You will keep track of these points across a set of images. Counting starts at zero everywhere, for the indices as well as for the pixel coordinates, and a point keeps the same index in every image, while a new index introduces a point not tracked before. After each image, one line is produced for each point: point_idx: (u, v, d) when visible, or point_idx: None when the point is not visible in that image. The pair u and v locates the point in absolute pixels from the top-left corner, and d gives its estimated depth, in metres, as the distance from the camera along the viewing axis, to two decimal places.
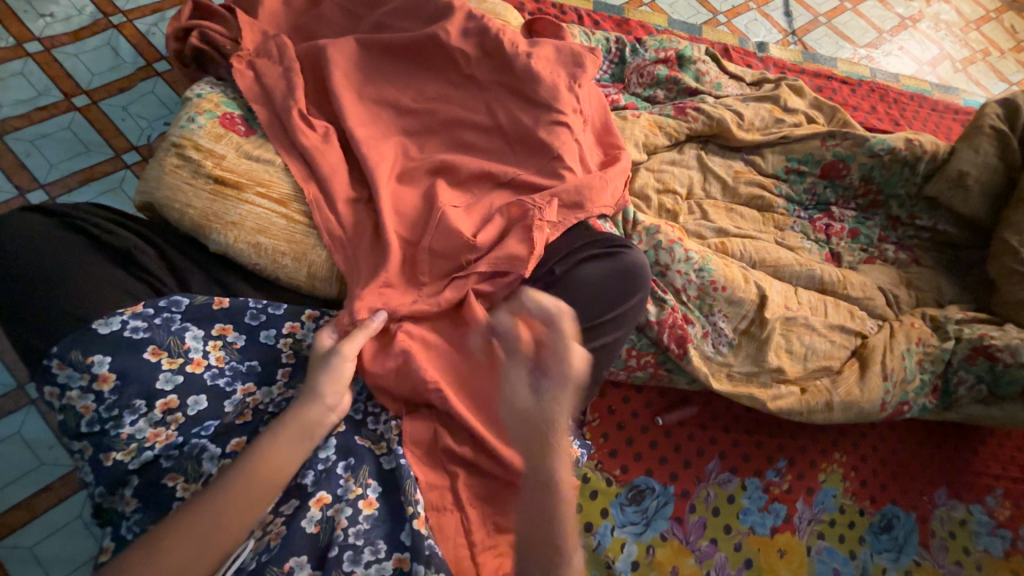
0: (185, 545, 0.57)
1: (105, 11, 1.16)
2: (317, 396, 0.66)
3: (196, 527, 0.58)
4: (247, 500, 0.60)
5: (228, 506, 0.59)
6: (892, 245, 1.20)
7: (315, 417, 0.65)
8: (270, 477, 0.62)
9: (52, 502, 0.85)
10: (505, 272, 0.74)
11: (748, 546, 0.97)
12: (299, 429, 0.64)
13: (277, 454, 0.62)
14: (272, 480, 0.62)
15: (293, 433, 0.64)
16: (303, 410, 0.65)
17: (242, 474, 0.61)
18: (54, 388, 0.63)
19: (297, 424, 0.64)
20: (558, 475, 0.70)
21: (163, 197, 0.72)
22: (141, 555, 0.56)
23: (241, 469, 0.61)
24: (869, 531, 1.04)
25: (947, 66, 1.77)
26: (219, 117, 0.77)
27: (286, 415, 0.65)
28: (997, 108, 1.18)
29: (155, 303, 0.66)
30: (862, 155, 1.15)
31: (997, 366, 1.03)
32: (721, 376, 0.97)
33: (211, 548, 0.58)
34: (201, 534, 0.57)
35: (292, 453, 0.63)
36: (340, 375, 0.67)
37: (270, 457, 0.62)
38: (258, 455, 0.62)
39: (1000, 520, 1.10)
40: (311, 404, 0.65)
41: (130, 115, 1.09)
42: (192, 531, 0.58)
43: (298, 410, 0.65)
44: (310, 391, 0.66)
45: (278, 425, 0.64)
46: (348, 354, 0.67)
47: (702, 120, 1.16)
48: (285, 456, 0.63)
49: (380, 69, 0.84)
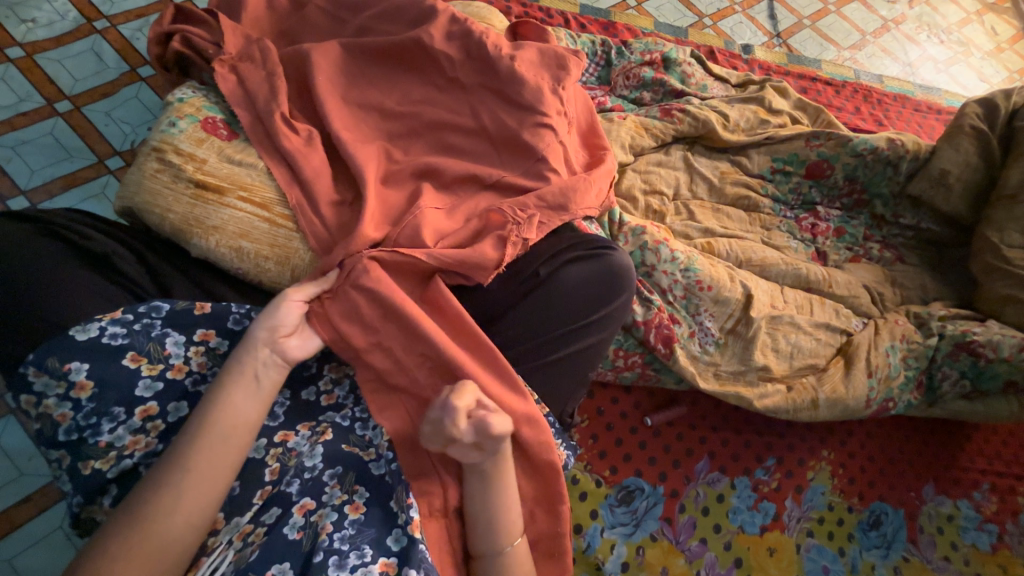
0: (164, 502, 0.56)
1: (88, 17, 1.15)
2: (251, 338, 0.64)
3: (170, 485, 0.57)
4: (217, 448, 0.59)
5: (199, 458, 0.58)
6: (877, 243, 1.21)
7: (254, 358, 0.64)
8: (227, 422, 0.61)
9: (32, 513, 0.84)
10: (467, 276, 0.74)
11: (738, 544, 0.97)
12: (253, 372, 0.64)
13: (238, 399, 0.62)
14: (230, 426, 0.61)
15: (240, 376, 0.63)
16: (258, 354, 0.64)
17: (196, 429, 0.60)
18: (31, 396, 0.62)
19: (251, 369, 0.64)
20: (549, 487, 0.73)
21: (143, 202, 0.72)
22: (116, 530, 0.55)
23: (202, 421, 0.60)
24: (858, 528, 1.04)
25: (929, 67, 1.80)
26: (201, 121, 0.77)
27: (227, 366, 0.64)
28: (977, 108, 1.20)
29: (134, 309, 0.65)
30: (846, 155, 1.17)
31: (980, 361, 1.04)
32: (709, 376, 0.97)
33: (185, 506, 0.57)
34: (168, 491, 0.57)
35: (255, 396, 0.63)
36: (276, 314, 0.66)
37: (232, 404, 0.62)
38: (218, 404, 0.61)
39: (986, 514, 1.11)
40: (247, 348, 0.64)
41: (114, 120, 1.09)
42: (167, 489, 0.57)
43: (248, 353, 0.64)
44: (247, 335, 0.65)
45: (222, 377, 0.63)
46: (294, 298, 0.67)
47: (688, 121, 1.16)
48: (247, 402, 0.63)
49: (364, 73, 0.84)
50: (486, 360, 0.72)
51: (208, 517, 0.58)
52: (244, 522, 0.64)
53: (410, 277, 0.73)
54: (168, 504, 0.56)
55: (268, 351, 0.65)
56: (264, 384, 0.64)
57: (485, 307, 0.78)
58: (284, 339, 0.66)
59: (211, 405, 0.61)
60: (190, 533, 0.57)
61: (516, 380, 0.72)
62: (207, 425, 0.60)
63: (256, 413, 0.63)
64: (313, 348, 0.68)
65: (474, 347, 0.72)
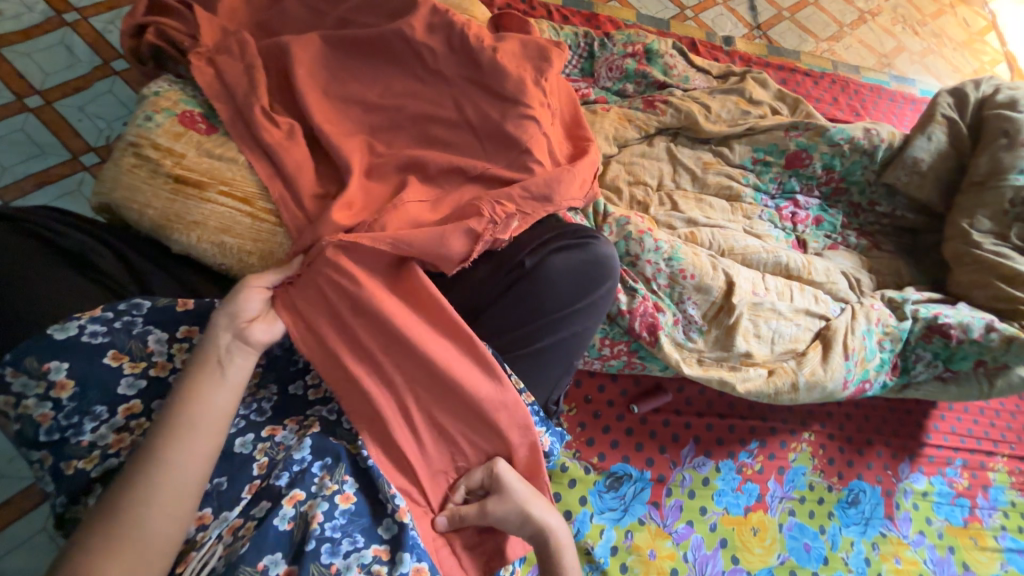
0: (138, 497, 0.56)
1: (57, 9, 1.11)
2: (215, 328, 0.64)
3: (144, 477, 0.57)
4: (190, 438, 0.59)
5: (171, 449, 0.58)
6: (854, 231, 1.24)
7: (218, 347, 0.64)
8: (197, 410, 0.60)
9: (13, 517, 0.83)
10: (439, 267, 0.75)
11: (723, 526, 1.00)
12: (218, 360, 0.63)
13: (205, 388, 0.62)
14: (199, 414, 0.61)
15: (205, 365, 0.63)
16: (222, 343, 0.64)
17: (165, 421, 0.60)
18: (9, 397, 0.60)
19: (216, 358, 0.63)
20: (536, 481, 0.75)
21: (120, 198, 0.71)
22: (94, 528, 0.55)
23: (171, 412, 0.60)
24: (837, 507, 1.08)
25: (904, 58, 1.84)
26: (178, 115, 0.75)
27: (192, 357, 0.63)
28: (948, 98, 1.23)
29: (115, 306, 0.65)
30: (824, 145, 1.19)
31: (951, 343, 1.07)
32: (693, 362, 0.99)
33: (161, 496, 0.57)
34: (143, 484, 0.56)
35: (225, 384, 0.63)
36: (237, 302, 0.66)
37: (202, 395, 0.61)
38: (185, 395, 0.61)
39: (958, 490, 1.16)
40: (211, 337, 0.64)
41: (87, 115, 1.06)
42: (141, 482, 0.56)
43: (211, 342, 0.64)
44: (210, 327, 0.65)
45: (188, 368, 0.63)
46: (256, 286, 0.67)
47: (670, 113, 1.18)
48: (215, 390, 0.62)
49: (345, 65, 0.83)
50: (466, 347, 0.72)
51: (186, 508, 0.58)
52: (233, 517, 0.63)
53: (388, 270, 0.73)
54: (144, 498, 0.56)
55: (230, 338, 0.64)
56: (231, 372, 0.64)
57: (472, 297, 0.79)
58: (248, 326, 0.66)
59: (179, 396, 0.61)
60: (170, 524, 0.56)
61: (495, 367, 0.72)
62: (175, 416, 0.59)
63: (227, 401, 0.63)
64: (280, 333, 0.68)
65: (457, 338, 0.72)
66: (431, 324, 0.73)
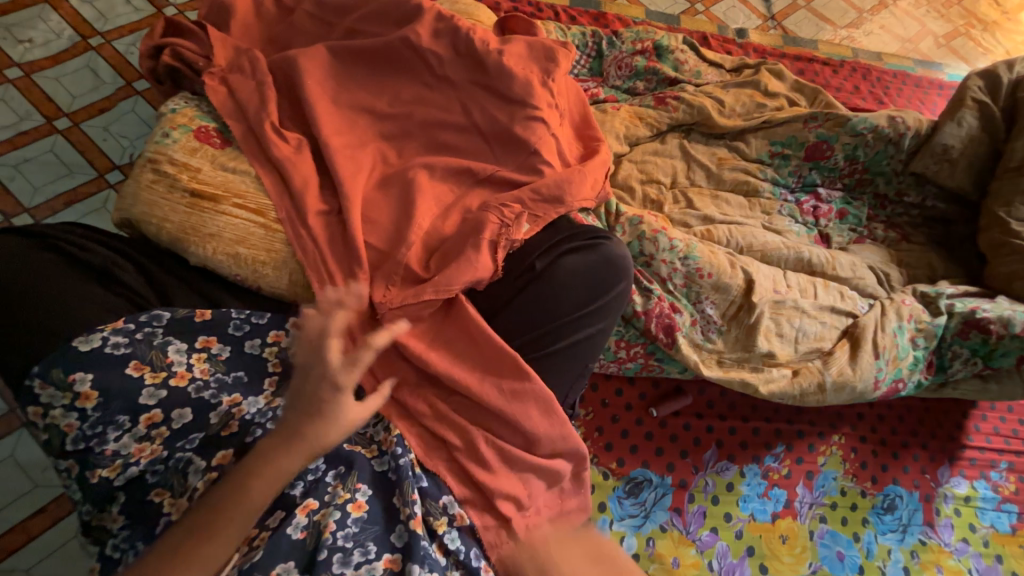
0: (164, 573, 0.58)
1: (83, 34, 1.16)
2: (293, 433, 0.62)
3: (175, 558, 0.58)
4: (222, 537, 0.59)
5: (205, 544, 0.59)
6: (881, 224, 1.19)
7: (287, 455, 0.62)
8: (242, 512, 0.60)
9: (47, 524, 0.86)
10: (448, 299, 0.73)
11: (749, 533, 0.96)
12: (281, 469, 0.61)
13: (256, 492, 0.61)
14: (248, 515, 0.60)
15: (267, 470, 0.61)
16: (290, 440, 0.62)
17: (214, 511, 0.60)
18: (38, 408, 0.63)
19: (276, 459, 0.61)
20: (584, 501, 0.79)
21: (140, 213, 0.72)
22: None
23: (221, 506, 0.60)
24: (872, 513, 1.02)
25: (930, 42, 1.77)
26: (194, 131, 0.78)
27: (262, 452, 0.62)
28: (979, 81, 1.17)
29: (135, 318, 0.66)
30: (845, 136, 1.15)
31: (990, 338, 1.02)
32: (712, 363, 0.97)
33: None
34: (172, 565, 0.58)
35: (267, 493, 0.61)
36: (323, 416, 0.62)
37: (261, 485, 0.61)
38: (239, 492, 0.60)
39: (1005, 495, 1.10)
40: (286, 441, 0.62)
41: (112, 135, 1.10)
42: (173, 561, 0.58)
43: (284, 448, 0.62)
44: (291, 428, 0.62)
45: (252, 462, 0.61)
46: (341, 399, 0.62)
47: (683, 109, 1.16)
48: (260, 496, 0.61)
49: (354, 76, 0.84)
50: (481, 351, 0.74)
51: None
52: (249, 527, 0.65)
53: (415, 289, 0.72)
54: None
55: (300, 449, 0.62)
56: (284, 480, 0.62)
57: (484, 302, 0.79)
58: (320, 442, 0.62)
59: (234, 489, 0.60)
60: None
61: (509, 368, 0.73)
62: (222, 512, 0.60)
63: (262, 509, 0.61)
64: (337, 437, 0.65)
65: (471, 343, 0.74)
66: (447, 330, 0.75)
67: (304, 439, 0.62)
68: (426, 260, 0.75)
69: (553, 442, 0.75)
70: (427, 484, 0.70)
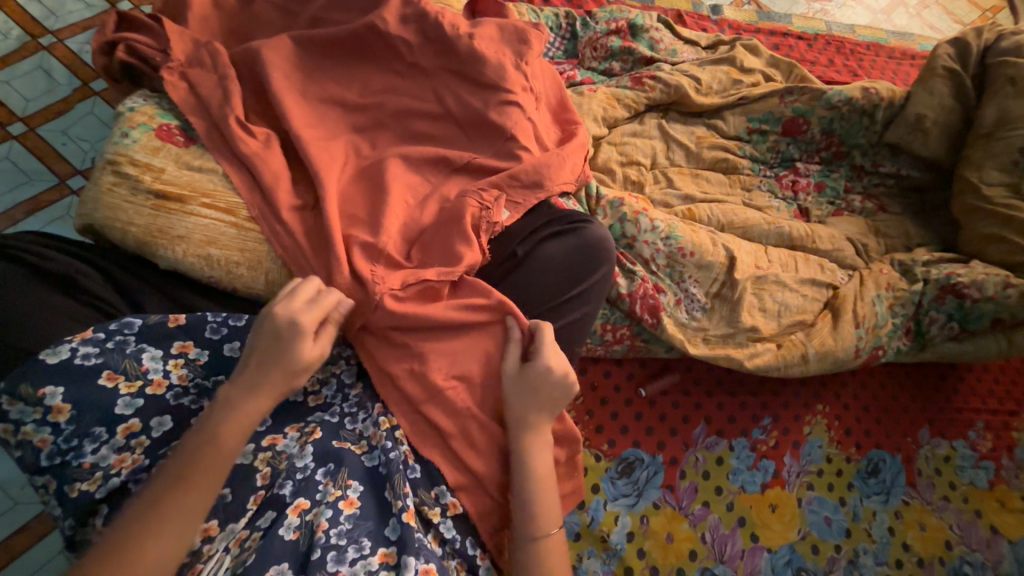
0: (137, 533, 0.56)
1: (32, 34, 1.10)
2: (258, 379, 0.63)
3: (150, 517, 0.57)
4: (196, 490, 0.59)
5: (179, 498, 0.58)
6: (858, 195, 1.21)
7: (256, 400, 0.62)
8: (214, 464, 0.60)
9: (31, 542, 0.84)
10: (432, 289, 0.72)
11: (740, 504, 0.98)
12: (251, 412, 0.62)
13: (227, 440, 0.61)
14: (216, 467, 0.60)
15: (236, 417, 0.61)
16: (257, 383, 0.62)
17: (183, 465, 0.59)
18: (7, 424, 0.61)
19: (244, 407, 0.62)
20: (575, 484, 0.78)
21: (102, 218, 0.70)
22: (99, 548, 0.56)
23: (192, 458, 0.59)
24: (857, 477, 1.05)
25: (901, 13, 1.78)
26: (155, 129, 0.75)
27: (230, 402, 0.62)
28: (949, 48, 1.18)
29: (105, 327, 0.64)
30: (821, 109, 1.16)
31: (965, 302, 1.05)
32: (698, 341, 0.97)
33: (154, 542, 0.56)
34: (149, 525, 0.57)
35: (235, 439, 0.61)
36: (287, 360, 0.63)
37: (233, 432, 0.61)
38: (209, 442, 0.60)
39: (982, 452, 1.13)
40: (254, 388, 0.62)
41: (71, 138, 1.06)
42: (144, 519, 0.57)
43: (251, 392, 0.62)
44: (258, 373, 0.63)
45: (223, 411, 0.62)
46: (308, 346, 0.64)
47: (659, 89, 1.15)
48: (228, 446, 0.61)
49: (320, 66, 0.81)
50: (474, 342, 0.72)
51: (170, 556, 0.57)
52: (240, 528, 0.64)
53: (396, 277, 0.70)
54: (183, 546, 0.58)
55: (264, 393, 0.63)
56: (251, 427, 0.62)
57: None
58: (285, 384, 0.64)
59: (202, 439, 0.60)
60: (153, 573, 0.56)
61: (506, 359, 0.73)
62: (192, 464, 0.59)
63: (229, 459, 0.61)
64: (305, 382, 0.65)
65: (459, 333, 0.72)
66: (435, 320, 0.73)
67: (267, 383, 0.63)
68: (407, 251, 0.74)
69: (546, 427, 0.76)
70: (419, 474, 0.70)
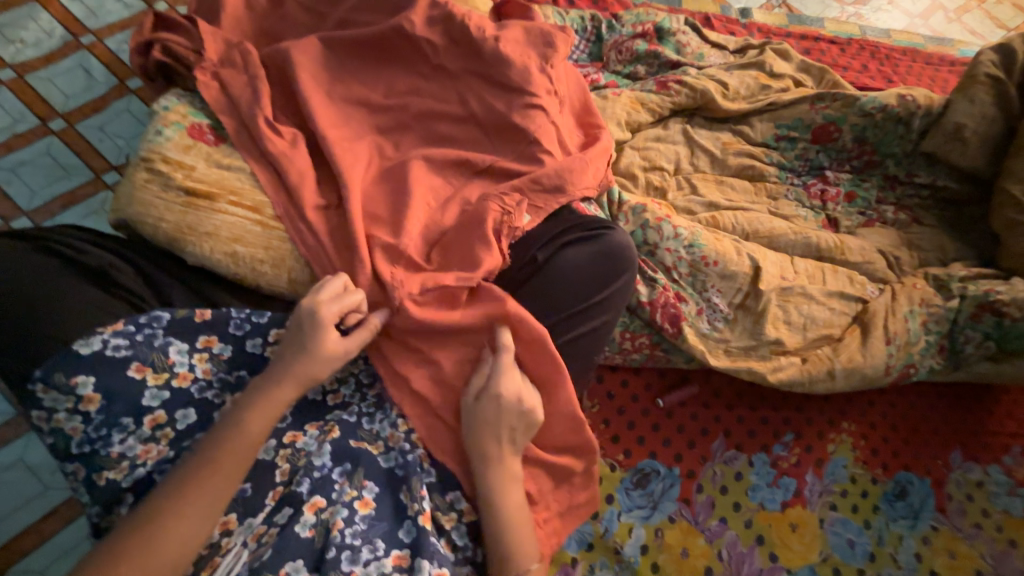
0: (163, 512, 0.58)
1: (74, 33, 1.14)
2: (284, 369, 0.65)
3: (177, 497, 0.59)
4: (220, 474, 0.60)
5: (204, 481, 0.60)
6: (891, 206, 1.16)
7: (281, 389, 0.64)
8: (237, 449, 0.61)
9: (58, 526, 0.86)
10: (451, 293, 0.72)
11: (759, 522, 0.96)
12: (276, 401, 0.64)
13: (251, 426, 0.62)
14: (239, 452, 0.61)
15: (262, 404, 0.63)
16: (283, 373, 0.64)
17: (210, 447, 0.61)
18: (41, 411, 0.63)
19: (270, 395, 0.64)
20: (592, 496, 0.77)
21: (134, 213, 0.71)
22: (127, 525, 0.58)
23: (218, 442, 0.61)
24: (883, 499, 1.01)
25: (940, 17, 1.71)
26: (187, 128, 0.76)
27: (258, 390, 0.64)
28: (993, 55, 1.13)
29: (135, 320, 0.66)
30: (854, 116, 1.12)
31: (1005, 321, 1.00)
32: (719, 352, 0.95)
33: (178, 522, 0.58)
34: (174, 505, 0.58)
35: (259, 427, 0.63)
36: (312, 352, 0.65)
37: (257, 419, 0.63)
38: (236, 427, 0.62)
39: (1019, 478, 1.08)
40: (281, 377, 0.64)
41: (107, 135, 1.09)
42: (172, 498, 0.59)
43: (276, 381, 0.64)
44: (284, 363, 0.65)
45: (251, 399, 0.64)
46: (331, 341, 0.66)
47: (685, 93, 1.12)
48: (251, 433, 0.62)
49: (347, 68, 0.82)
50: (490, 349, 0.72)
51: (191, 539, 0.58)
52: (257, 523, 0.64)
53: (416, 280, 0.70)
54: (201, 532, 0.59)
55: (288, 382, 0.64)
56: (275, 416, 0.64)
57: None
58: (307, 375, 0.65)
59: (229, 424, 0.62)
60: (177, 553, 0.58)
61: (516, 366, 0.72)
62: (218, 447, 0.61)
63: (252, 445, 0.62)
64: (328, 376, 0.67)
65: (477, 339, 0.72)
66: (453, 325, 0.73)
67: (293, 372, 0.64)
68: (427, 254, 0.74)
69: (563, 438, 0.76)
70: (435, 477, 0.70)
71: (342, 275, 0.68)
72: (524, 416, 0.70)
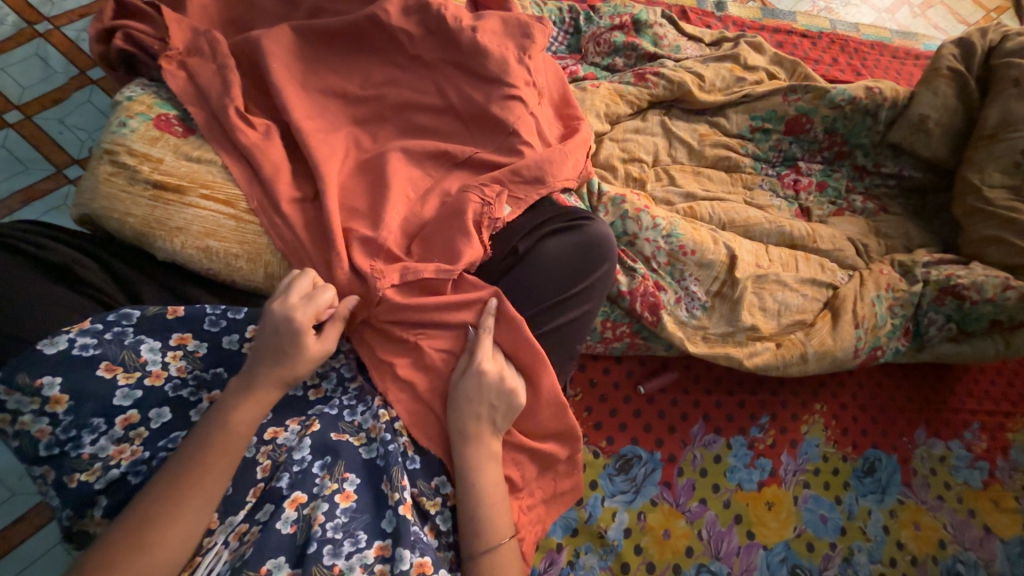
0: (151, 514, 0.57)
1: (28, 20, 1.09)
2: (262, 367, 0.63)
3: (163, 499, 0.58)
4: (206, 473, 0.59)
5: (189, 481, 0.59)
6: (859, 195, 1.20)
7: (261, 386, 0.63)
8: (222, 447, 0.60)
9: (27, 533, 0.83)
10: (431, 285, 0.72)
11: (736, 502, 0.99)
12: (258, 398, 0.63)
13: (236, 424, 0.61)
14: (224, 450, 0.60)
15: (244, 403, 0.62)
16: (263, 370, 0.63)
17: (195, 447, 0.60)
18: (4, 414, 0.60)
19: (252, 393, 0.63)
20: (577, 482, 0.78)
21: (100, 208, 0.69)
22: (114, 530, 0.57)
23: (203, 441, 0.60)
24: (853, 476, 1.06)
25: (906, 12, 1.77)
26: (153, 119, 0.74)
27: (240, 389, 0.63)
28: (953, 49, 1.18)
29: (104, 318, 0.64)
30: (824, 108, 1.15)
31: (965, 304, 1.05)
32: (697, 339, 0.97)
33: (166, 523, 0.57)
34: (162, 506, 0.57)
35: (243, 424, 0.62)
36: (289, 349, 0.64)
37: (241, 416, 0.62)
38: (220, 425, 0.61)
39: (977, 452, 1.14)
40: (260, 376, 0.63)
41: (68, 127, 1.04)
42: (158, 500, 0.58)
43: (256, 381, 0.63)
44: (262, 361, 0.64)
45: (233, 398, 0.63)
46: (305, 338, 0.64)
47: (663, 85, 1.13)
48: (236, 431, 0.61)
49: (321, 57, 0.80)
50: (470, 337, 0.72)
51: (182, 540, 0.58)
52: (239, 521, 0.64)
53: (396, 272, 0.70)
54: (192, 531, 0.58)
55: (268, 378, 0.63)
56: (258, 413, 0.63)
57: None
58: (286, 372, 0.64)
59: (214, 422, 0.61)
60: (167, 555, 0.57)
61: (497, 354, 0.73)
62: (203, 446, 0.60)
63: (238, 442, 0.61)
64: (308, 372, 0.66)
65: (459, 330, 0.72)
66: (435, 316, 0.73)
67: (273, 369, 0.63)
68: (407, 246, 0.73)
69: (546, 425, 0.77)
70: (418, 465, 0.70)
71: (310, 272, 0.67)
72: (507, 398, 0.71)
